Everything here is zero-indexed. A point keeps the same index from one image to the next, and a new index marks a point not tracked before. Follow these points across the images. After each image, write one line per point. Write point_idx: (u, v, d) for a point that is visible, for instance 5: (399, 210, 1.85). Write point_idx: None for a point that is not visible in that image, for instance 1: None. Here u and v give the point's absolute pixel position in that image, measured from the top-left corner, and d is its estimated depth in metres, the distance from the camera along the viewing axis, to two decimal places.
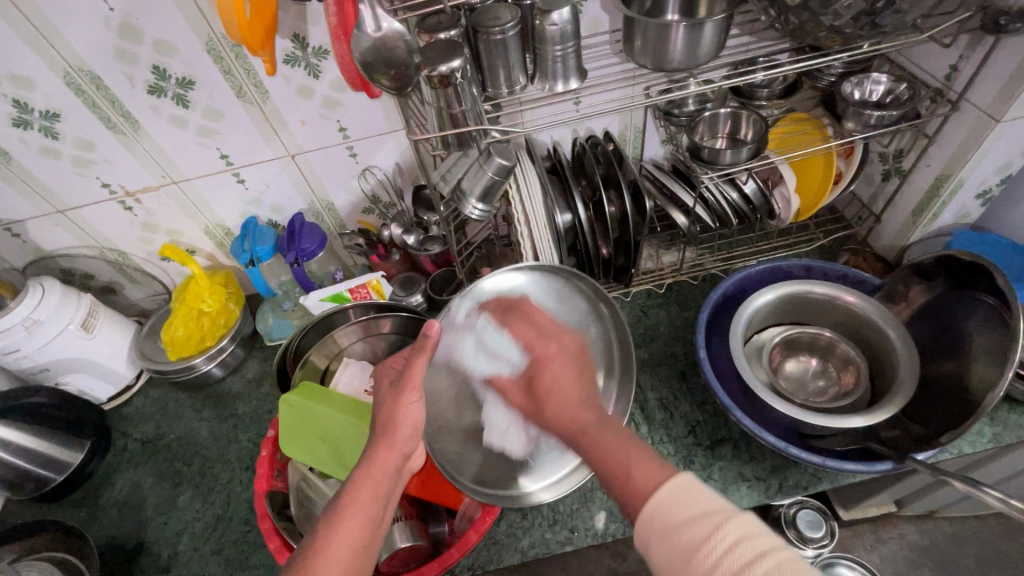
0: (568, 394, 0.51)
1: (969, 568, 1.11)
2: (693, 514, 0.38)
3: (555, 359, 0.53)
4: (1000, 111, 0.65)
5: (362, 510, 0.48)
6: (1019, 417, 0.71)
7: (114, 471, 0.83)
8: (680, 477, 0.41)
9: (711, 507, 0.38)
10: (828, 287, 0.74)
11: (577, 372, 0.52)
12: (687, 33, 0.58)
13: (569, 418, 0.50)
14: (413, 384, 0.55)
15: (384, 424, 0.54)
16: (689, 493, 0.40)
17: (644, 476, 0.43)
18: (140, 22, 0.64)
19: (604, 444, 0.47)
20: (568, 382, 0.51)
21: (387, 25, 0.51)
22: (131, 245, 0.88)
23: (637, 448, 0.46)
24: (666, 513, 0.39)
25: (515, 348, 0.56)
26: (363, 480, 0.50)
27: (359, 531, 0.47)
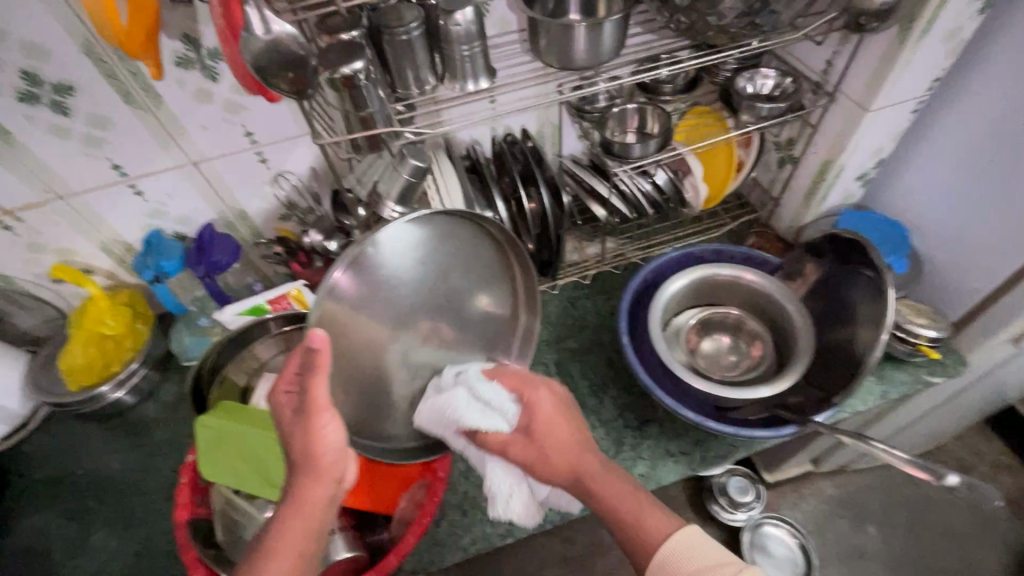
0: (557, 444, 0.58)
1: (876, 512, 1.23)
2: (706, 564, 0.48)
3: (544, 403, 0.60)
4: (869, 101, 0.72)
5: (292, 543, 0.50)
6: (901, 374, 0.79)
7: (13, 517, 0.76)
8: (687, 532, 0.51)
9: (722, 560, 0.48)
10: (731, 268, 0.79)
11: (570, 426, 0.60)
12: (587, 32, 0.60)
13: (571, 460, 0.58)
14: (321, 411, 0.50)
15: (305, 455, 0.51)
16: (699, 546, 0.50)
17: (660, 526, 0.52)
18: (4, 24, 0.58)
19: (607, 487, 0.55)
20: (561, 428, 0.59)
21: (279, 28, 0.49)
22: (15, 268, 0.80)
23: (645, 498, 0.55)
24: (680, 562, 0.49)
25: (509, 396, 0.60)
26: (291, 516, 0.51)
27: (289, 566, 0.49)
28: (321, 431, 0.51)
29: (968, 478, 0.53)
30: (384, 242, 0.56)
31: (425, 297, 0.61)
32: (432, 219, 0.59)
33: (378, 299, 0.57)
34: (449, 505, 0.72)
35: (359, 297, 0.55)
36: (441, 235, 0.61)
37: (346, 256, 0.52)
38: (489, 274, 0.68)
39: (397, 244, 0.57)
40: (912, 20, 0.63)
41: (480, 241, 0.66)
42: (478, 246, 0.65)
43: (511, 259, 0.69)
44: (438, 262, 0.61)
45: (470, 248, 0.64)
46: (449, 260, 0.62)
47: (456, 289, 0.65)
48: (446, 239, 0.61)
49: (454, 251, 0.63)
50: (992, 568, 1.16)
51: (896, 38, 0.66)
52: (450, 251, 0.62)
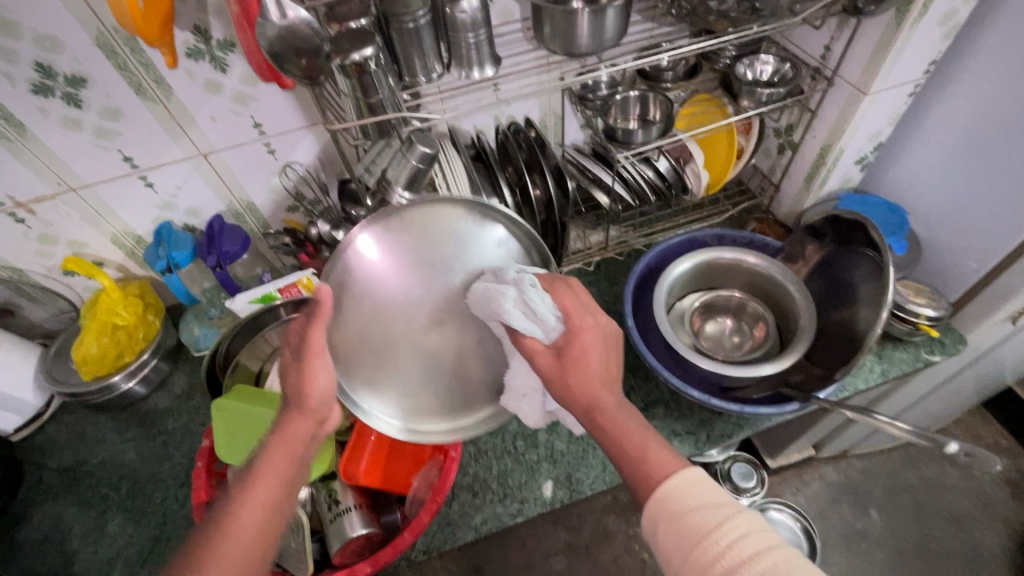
0: (585, 372, 0.53)
1: (878, 497, 1.25)
2: (703, 504, 0.45)
3: (590, 337, 0.54)
4: (866, 85, 0.73)
5: (273, 476, 0.51)
6: (901, 354, 0.81)
7: (30, 505, 0.77)
8: (691, 473, 0.47)
9: (718, 503, 0.45)
10: (734, 251, 0.80)
11: (608, 363, 0.55)
12: (591, 18, 0.61)
13: (592, 395, 0.53)
14: (315, 352, 0.53)
15: (295, 395, 0.53)
16: (702, 487, 0.46)
17: (662, 465, 0.49)
18: (18, 16, 0.59)
19: (624, 427, 0.51)
20: (595, 363, 0.54)
21: (293, 13, 0.50)
22: (28, 261, 0.81)
23: (653, 437, 0.51)
24: (679, 500, 0.46)
25: (553, 314, 0.55)
26: (278, 450, 0.52)
27: (269, 494, 0.50)
28: (313, 373, 0.53)
29: (969, 448, 0.55)
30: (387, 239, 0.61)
31: (442, 286, 0.61)
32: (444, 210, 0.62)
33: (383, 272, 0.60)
34: (460, 487, 0.73)
35: (362, 281, 0.60)
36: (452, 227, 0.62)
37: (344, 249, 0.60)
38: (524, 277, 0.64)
39: (406, 227, 0.61)
40: (908, 3, 0.65)
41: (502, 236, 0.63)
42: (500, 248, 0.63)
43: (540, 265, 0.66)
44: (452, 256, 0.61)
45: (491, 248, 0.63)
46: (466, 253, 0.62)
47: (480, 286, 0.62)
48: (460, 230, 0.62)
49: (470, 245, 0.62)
50: (993, 550, 1.17)
51: (892, 21, 0.67)
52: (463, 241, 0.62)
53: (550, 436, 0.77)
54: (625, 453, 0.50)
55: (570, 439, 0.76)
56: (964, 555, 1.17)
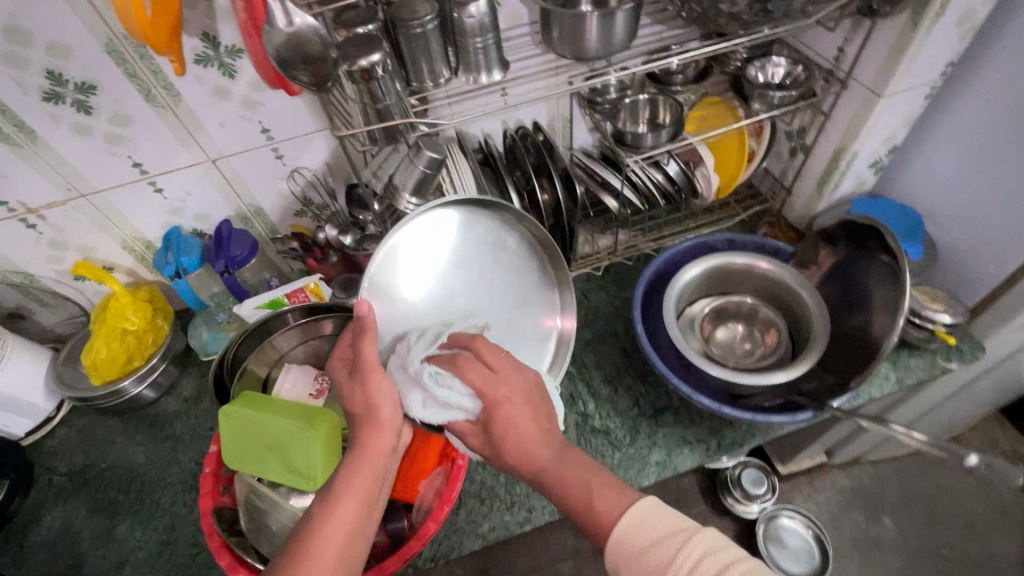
0: (519, 443, 0.54)
1: (892, 504, 1.22)
2: (659, 533, 0.46)
3: (513, 407, 0.55)
4: (882, 87, 0.72)
5: (353, 494, 0.53)
6: (917, 361, 0.79)
7: (40, 508, 0.78)
8: (647, 502, 0.49)
9: (674, 523, 0.47)
10: (747, 256, 0.79)
11: (537, 415, 0.55)
12: (600, 22, 0.61)
13: (528, 462, 0.54)
14: (372, 366, 0.56)
15: (363, 412, 0.56)
16: (656, 513, 0.48)
17: (609, 507, 0.49)
18: (29, 24, 0.60)
19: (567, 476, 0.52)
20: (524, 427, 0.54)
21: (301, 20, 0.51)
22: (38, 266, 0.82)
23: (597, 470, 0.53)
24: (634, 536, 0.47)
25: (467, 394, 0.55)
26: (356, 469, 0.54)
27: (351, 512, 0.52)
28: (376, 387, 0.56)
29: (989, 459, 0.53)
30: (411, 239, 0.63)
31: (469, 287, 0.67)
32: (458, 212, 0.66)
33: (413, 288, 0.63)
34: (467, 494, 0.73)
35: (396, 285, 0.62)
36: (469, 225, 0.67)
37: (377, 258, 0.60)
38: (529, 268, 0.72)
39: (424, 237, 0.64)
40: (924, 4, 0.63)
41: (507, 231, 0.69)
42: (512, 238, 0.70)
43: (544, 257, 0.73)
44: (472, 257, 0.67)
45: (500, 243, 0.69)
46: (480, 249, 0.68)
47: (494, 279, 0.69)
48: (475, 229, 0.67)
49: (487, 242, 0.68)
50: (1011, 559, 1.15)
51: (908, 23, 0.66)
52: (480, 239, 0.67)
53: None
54: (572, 502, 0.51)
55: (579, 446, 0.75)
56: (981, 564, 1.15)
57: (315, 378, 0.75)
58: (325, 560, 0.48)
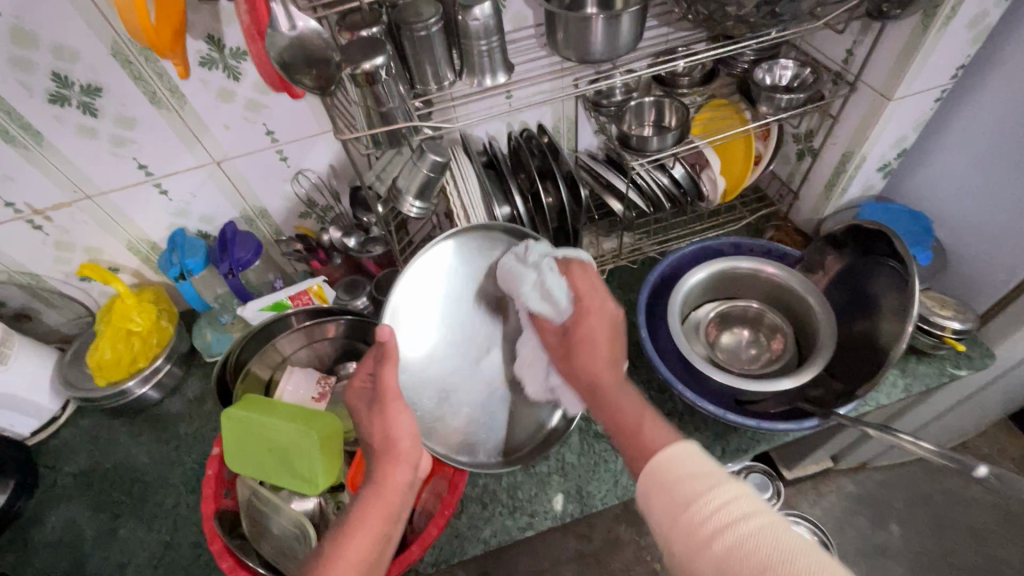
0: (599, 348, 0.57)
1: (898, 510, 1.21)
2: (688, 474, 0.43)
3: (600, 322, 0.59)
4: (891, 90, 0.71)
5: (365, 529, 0.51)
6: (925, 367, 0.78)
7: (45, 508, 0.78)
8: (682, 446, 0.46)
9: (704, 470, 0.43)
10: (752, 261, 0.78)
11: (613, 338, 0.58)
12: (606, 25, 0.60)
13: (594, 368, 0.57)
14: (393, 396, 0.55)
15: (380, 442, 0.54)
16: (688, 458, 0.45)
17: (655, 437, 0.48)
18: (35, 27, 0.60)
19: (623, 396, 0.54)
20: (600, 343, 0.58)
21: (303, 24, 0.50)
22: (45, 267, 0.82)
23: (648, 414, 0.51)
24: (667, 469, 0.44)
25: (568, 301, 0.60)
26: (371, 503, 0.52)
27: (364, 548, 0.50)
28: (395, 418, 0.55)
29: (999, 470, 0.52)
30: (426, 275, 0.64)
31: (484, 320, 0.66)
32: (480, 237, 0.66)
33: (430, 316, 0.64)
34: (469, 498, 0.72)
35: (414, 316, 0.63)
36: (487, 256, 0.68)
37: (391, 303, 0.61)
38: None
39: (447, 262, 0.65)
40: (936, 6, 0.62)
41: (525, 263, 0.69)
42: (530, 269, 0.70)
43: None
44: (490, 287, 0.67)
45: None
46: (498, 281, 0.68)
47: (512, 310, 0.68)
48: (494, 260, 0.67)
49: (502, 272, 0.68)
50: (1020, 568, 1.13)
51: (918, 25, 0.65)
52: (498, 266, 0.67)
53: (561, 448, 0.76)
54: (624, 424, 0.51)
55: (582, 451, 0.75)
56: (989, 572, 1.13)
57: (317, 382, 0.75)
58: None
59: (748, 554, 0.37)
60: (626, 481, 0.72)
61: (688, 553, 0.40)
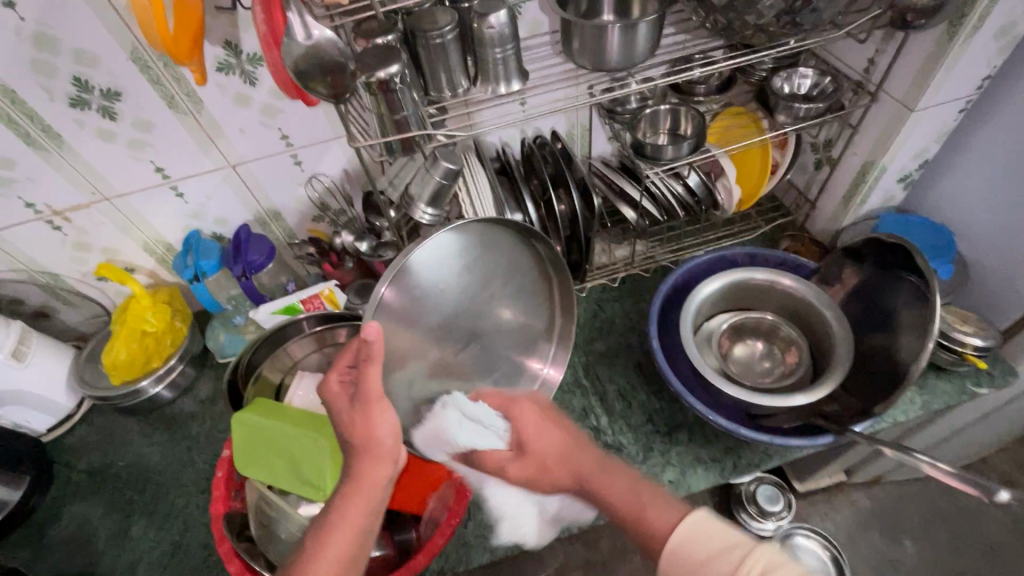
0: (555, 455, 0.59)
1: (913, 527, 1.18)
2: (715, 550, 0.44)
3: (528, 416, 0.63)
4: (914, 101, 0.69)
5: (348, 529, 0.51)
6: (944, 384, 0.76)
7: (59, 505, 0.79)
8: (698, 514, 0.47)
9: (730, 544, 0.44)
10: (767, 272, 0.77)
11: (552, 425, 0.62)
12: (622, 33, 0.60)
13: (567, 470, 0.58)
14: (373, 394, 0.51)
15: (361, 441, 0.52)
16: (712, 528, 0.46)
17: (660, 520, 0.49)
18: (58, 32, 0.61)
19: (609, 479, 0.55)
20: (550, 437, 0.61)
21: (319, 33, 0.50)
22: (63, 266, 0.83)
23: (646, 488, 0.52)
24: (689, 551, 0.45)
25: (494, 415, 0.64)
26: (349, 498, 0.52)
27: (344, 546, 0.50)
28: (375, 416, 0.52)
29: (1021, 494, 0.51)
30: (430, 252, 0.60)
31: (474, 308, 0.66)
32: (476, 224, 0.63)
33: (421, 306, 0.60)
34: (476, 507, 0.72)
35: (410, 305, 0.59)
36: (487, 240, 0.64)
37: (398, 263, 0.56)
38: (535, 295, 0.72)
39: (440, 255, 0.61)
40: (962, 15, 0.61)
41: (518, 250, 0.68)
42: (525, 254, 0.69)
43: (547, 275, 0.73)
44: (485, 272, 0.65)
45: (510, 259, 0.68)
46: (493, 266, 0.66)
47: (501, 295, 0.68)
48: (492, 243, 0.65)
49: (499, 259, 0.67)
50: None
51: (944, 34, 0.63)
52: (493, 256, 0.66)
53: None
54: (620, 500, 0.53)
55: None
56: None
57: None
58: None
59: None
60: None
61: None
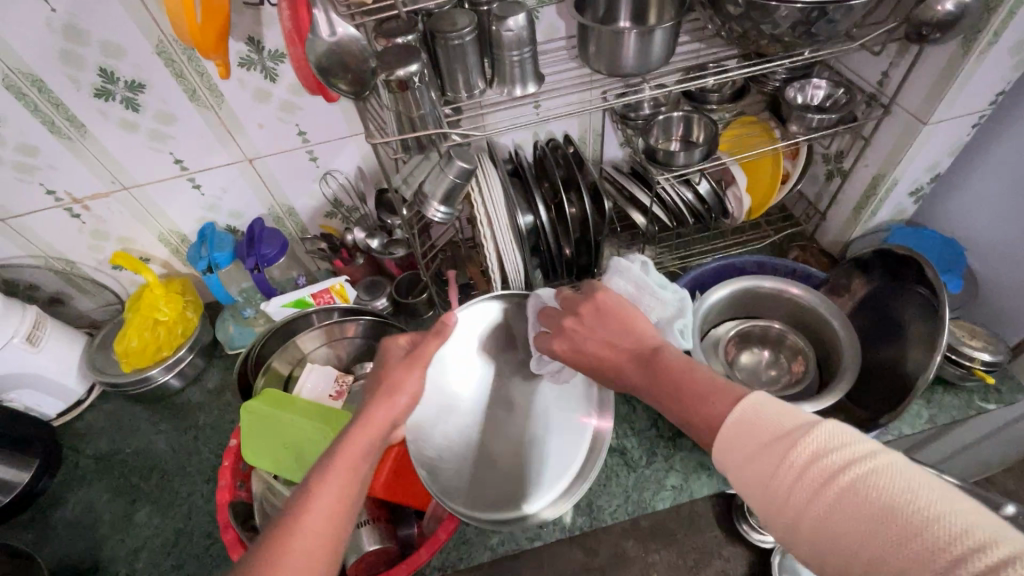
0: (596, 350, 0.52)
1: None
2: (771, 432, 0.36)
3: (581, 313, 0.54)
4: (927, 115, 0.70)
5: (345, 463, 0.45)
6: (951, 399, 0.76)
7: (66, 489, 0.80)
8: (755, 396, 0.39)
9: (781, 429, 0.36)
10: (775, 280, 0.77)
11: (614, 333, 0.52)
12: (638, 39, 0.60)
13: (614, 369, 0.50)
14: (422, 359, 0.54)
15: (382, 389, 0.52)
16: (768, 412, 0.37)
17: (709, 413, 0.40)
18: (87, 23, 0.62)
19: (660, 368, 0.46)
20: (592, 337, 0.53)
21: (343, 30, 0.51)
22: (80, 253, 0.85)
23: (703, 379, 0.43)
24: (741, 436, 0.38)
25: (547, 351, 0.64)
26: (356, 435, 0.47)
27: (344, 483, 0.44)
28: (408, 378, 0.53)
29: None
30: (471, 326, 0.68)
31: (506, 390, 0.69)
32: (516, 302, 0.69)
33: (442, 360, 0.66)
34: None
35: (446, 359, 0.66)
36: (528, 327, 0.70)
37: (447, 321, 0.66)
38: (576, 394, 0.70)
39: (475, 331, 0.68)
40: (977, 31, 0.61)
41: None
42: None
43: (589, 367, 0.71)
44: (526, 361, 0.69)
45: None
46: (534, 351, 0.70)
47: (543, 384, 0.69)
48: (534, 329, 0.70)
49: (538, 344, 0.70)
50: None
51: (958, 50, 0.64)
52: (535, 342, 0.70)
53: None
54: (677, 390, 0.43)
55: None
56: None
57: (336, 379, 0.76)
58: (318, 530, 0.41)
59: (861, 501, 0.31)
60: (637, 497, 0.72)
61: (788, 514, 0.34)
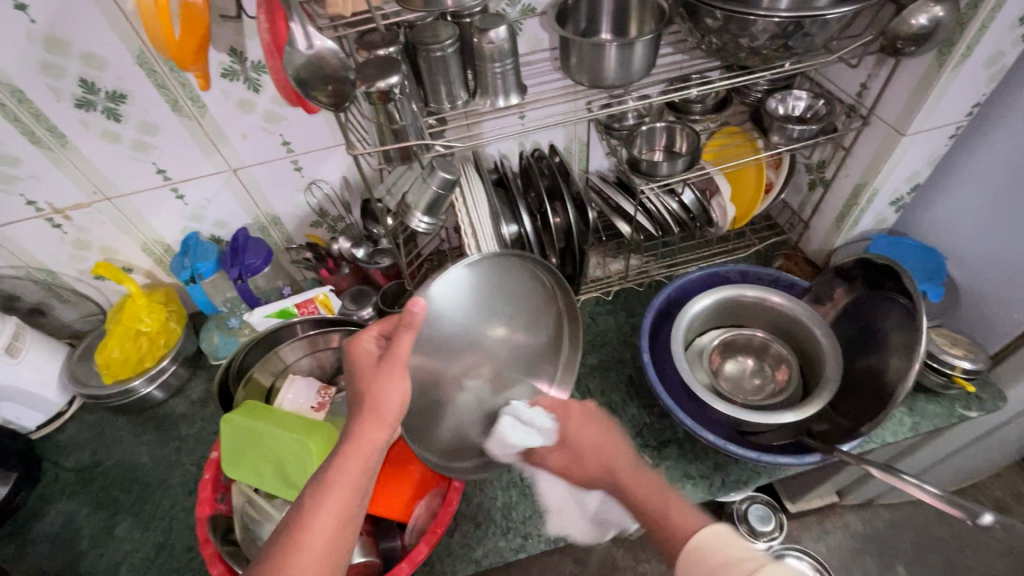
0: (585, 453, 0.64)
1: (906, 551, 1.14)
2: (728, 556, 0.45)
3: (580, 418, 0.67)
4: (905, 126, 0.70)
5: (340, 486, 0.47)
6: (933, 407, 0.77)
7: (45, 502, 0.79)
8: (716, 527, 0.48)
9: (743, 558, 0.44)
10: (758, 290, 0.78)
11: (605, 446, 0.63)
12: (619, 51, 0.61)
13: (599, 470, 0.62)
14: (401, 360, 0.53)
15: (368, 401, 0.51)
16: (729, 541, 0.47)
17: (681, 523, 0.51)
18: (67, 34, 0.62)
19: (639, 482, 0.57)
20: (589, 447, 0.64)
21: (321, 43, 0.51)
22: (61, 264, 0.84)
23: (676, 501, 0.53)
24: (706, 552, 0.47)
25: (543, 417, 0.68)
26: (349, 455, 0.49)
27: (338, 504, 0.47)
28: (390, 385, 0.52)
29: (1004, 518, 0.51)
30: (451, 286, 0.62)
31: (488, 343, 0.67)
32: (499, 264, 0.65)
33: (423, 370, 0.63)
34: (463, 515, 0.72)
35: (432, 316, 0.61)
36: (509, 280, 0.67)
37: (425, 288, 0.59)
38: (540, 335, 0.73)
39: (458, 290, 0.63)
40: (951, 44, 0.62)
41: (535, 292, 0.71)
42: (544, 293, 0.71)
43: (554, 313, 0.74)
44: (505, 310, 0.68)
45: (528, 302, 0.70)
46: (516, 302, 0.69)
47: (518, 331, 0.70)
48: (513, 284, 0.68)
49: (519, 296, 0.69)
50: None
51: (934, 62, 0.65)
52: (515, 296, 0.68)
53: None
54: (653, 510, 0.53)
55: None
56: None
57: (317, 391, 0.76)
58: (315, 552, 0.44)
59: None
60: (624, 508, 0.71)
61: None
